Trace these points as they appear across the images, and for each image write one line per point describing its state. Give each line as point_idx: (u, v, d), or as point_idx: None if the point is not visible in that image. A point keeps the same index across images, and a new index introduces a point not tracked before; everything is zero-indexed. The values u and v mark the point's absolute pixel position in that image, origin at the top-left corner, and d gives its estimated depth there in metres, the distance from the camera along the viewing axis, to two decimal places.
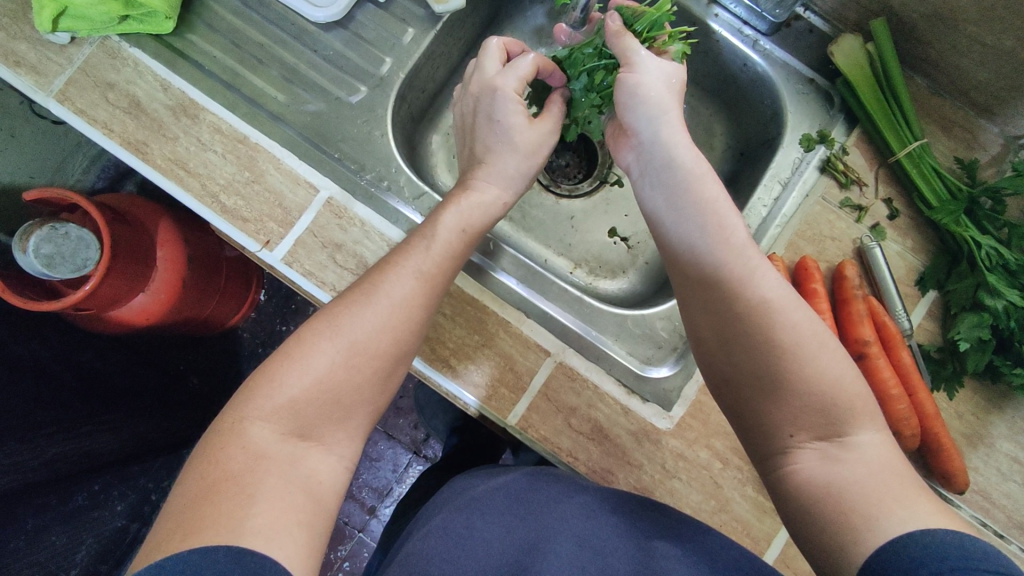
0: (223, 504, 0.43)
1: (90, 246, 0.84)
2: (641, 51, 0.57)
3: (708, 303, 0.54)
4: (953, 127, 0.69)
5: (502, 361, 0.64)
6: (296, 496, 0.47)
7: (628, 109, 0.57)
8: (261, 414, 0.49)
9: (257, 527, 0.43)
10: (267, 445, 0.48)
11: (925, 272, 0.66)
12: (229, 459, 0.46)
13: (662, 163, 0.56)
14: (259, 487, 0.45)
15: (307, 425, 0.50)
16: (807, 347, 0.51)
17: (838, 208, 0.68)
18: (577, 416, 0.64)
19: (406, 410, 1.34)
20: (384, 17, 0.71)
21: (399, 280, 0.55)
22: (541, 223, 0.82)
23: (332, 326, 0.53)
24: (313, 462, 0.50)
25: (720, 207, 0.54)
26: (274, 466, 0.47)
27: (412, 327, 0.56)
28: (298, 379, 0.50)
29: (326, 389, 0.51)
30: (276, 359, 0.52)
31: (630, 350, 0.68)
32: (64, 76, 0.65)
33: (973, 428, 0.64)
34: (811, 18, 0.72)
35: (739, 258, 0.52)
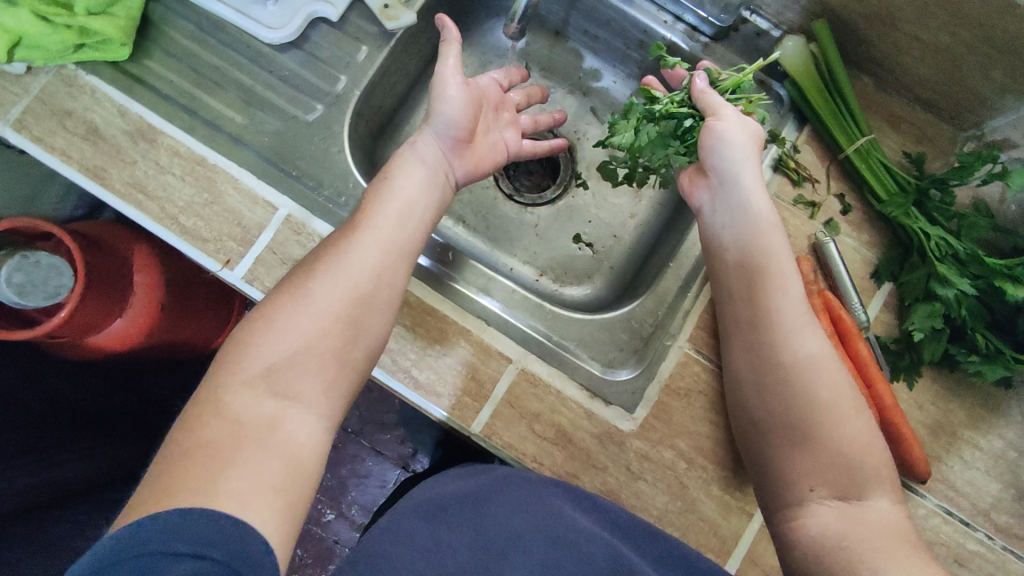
0: (197, 470, 0.45)
1: (62, 274, 0.85)
2: (726, 105, 0.62)
3: (753, 348, 0.60)
4: (901, 122, 0.70)
5: (464, 370, 0.64)
6: (272, 463, 0.47)
7: (712, 150, 0.62)
8: (238, 379, 0.50)
9: (238, 490, 0.45)
10: (244, 413, 0.48)
11: (880, 265, 0.67)
12: (207, 427, 0.47)
13: (738, 203, 0.62)
14: (235, 456, 0.46)
15: (285, 387, 0.51)
16: (842, 410, 0.58)
17: (792, 205, 0.69)
18: (541, 422, 0.64)
19: (391, 425, 1.33)
20: (338, 37, 0.71)
21: (360, 246, 0.56)
22: (506, 232, 0.83)
23: (303, 292, 0.54)
24: (292, 423, 0.50)
25: (780, 256, 0.61)
26: (247, 435, 0.47)
27: (381, 282, 0.56)
28: (278, 337, 0.52)
29: (302, 346, 0.52)
30: (253, 319, 0.53)
31: (593, 354, 0.69)
32: (21, 105, 0.65)
33: (935, 417, 0.65)
34: (758, 21, 0.72)
35: (791, 316, 0.60)
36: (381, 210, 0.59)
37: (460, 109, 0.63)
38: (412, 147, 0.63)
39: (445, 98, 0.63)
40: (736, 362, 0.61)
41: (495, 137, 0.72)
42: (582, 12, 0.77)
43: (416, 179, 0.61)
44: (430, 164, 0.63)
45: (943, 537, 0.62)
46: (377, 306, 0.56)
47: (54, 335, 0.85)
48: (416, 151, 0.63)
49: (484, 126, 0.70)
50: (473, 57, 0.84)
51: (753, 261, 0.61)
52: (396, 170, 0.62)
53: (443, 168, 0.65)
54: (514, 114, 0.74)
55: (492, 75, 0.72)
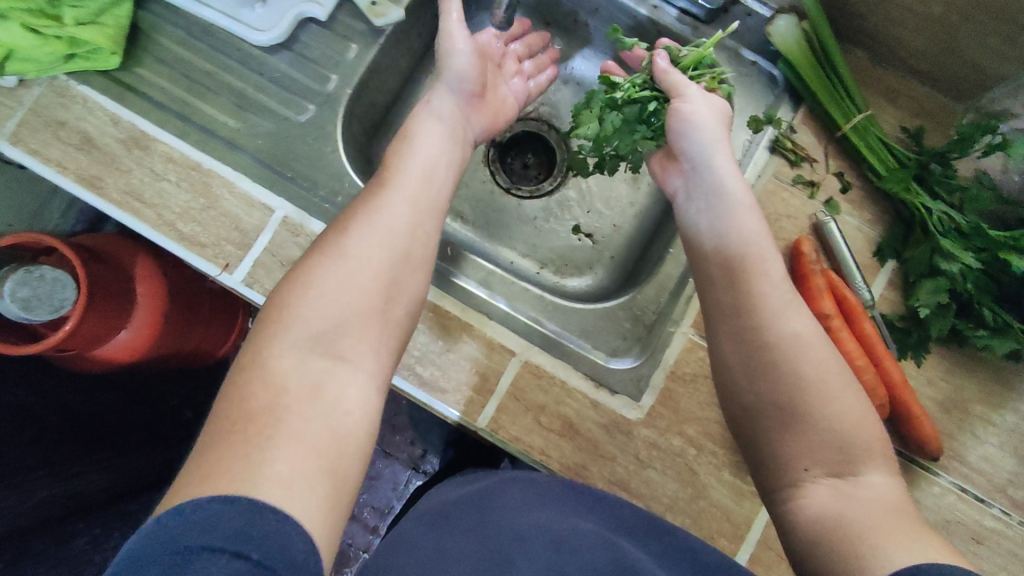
0: (244, 442, 0.42)
1: (65, 287, 0.84)
2: (691, 86, 0.63)
3: (736, 329, 0.56)
4: (898, 97, 0.69)
5: (468, 365, 0.64)
6: (320, 427, 0.45)
7: (681, 133, 0.62)
8: (282, 345, 0.48)
9: (288, 457, 0.42)
10: (290, 376, 0.46)
11: (882, 242, 0.66)
12: (253, 396, 0.45)
13: (710, 186, 0.60)
14: (283, 423, 0.44)
15: (332, 348, 0.49)
16: (833, 384, 0.53)
17: (791, 185, 0.68)
18: (546, 414, 0.64)
19: (401, 427, 1.34)
20: (327, 36, 0.71)
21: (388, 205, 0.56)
22: (505, 226, 0.82)
23: (338, 254, 0.53)
24: (343, 383, 0.48)
25: (758, 237, 0.58)
26: (296, 399, 0.45)
27: (412, 240, 0.56)
28: (317, 298, 0.50)
29: (340, 306, 0.51)
30: (287, 286, 0.52)
31: (596, 343, 0.68)
32: (15, 118, 0.66)
33: (945, 394, 0.64)
34: (750, 3, 0.71)
35: (774, 292, 0.55)
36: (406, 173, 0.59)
37: (468, 64, 0.67)
38: (428, 105, 0.66)
39: (455, 53, 0.66)
40: (722, 346, 0.57)
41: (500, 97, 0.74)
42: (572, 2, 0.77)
43: (435, 136, 0.64)
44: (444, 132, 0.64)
45: (958, 514, 0.61)
46: (413, 266, 0.55)
47: (59, 349, 0.85)
48: (431, 111, 0.66)
49: (493, 82, 0.73)
50: None
51: (731, 247, 0.58)
52: (416, 132, 0.63)
53: (460, 125, 0.67)
54: (514, 72, 0.76)
55: (491, 30, 0.73)
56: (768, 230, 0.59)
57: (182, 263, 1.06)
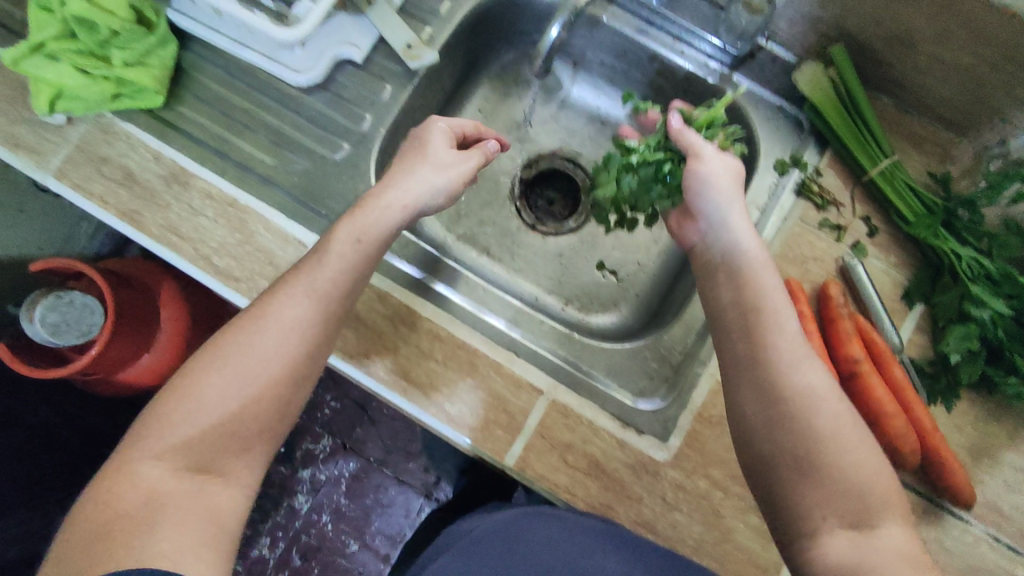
0: (121, 538, 0.47)
1: (94, 312, 0.86)
2: (706, 147, 0.64)
3: (754, 380, 0.56)
4: (923, 142, 0.70)
5: (494, 403, 0.64)
6: (198, 526, 0.50)
7: (697, 192, 0.63)
8: (154, 452, 0.51)
9: (171, 548, 0.47)
10: (159, 483, 0.50)
11: (910, 286, 0.66)
12: (123, 497, 0.49)
13: (726, 245, 0.61)
14: (159, 519, 0.49)
15: (207, 461, 0.53)
16: (847, 437, 0.53)
17: (818, 229, 0.68)
18: (573, 453, 0.64)
19: (415, 454, 1.35)
20: (363, 77, 0.73)
21: (294, 304, 0.57)
22: (530, 262, 0.83)
23: (236, 362, 0.55)
24: (216, 491, 0.52)
25: (774, 293, 0.58)
26: (169, 500, 0.50)
27: (308, 351, 0.57)
28: (197, 407, 0.53)
29: (218, 419, 0.54)
30: (184, 383, 0.55)
31: (623, 384, 0.68)
32: (61, 154, 0.68)
33: (975, 440, 0.63)
34: (774, 47, 0.73)
35: (787, 346, 0.56)
36: (319, 268, 0.58)
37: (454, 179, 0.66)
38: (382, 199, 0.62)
39: (449, 169, 0.65)
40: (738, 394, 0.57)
41: (458, 163, 0.66)
42: (601, 44, 0.79)
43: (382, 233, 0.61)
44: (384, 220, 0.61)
45: (993, 565, 0.60)
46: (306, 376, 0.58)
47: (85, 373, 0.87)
48: (388, 206, 0.62)
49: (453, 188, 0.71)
50: (494, 90, 0.86)
51: (748, 299, 0.58)
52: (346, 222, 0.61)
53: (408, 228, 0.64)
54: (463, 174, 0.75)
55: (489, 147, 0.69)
56: (784, 287, 0.59)
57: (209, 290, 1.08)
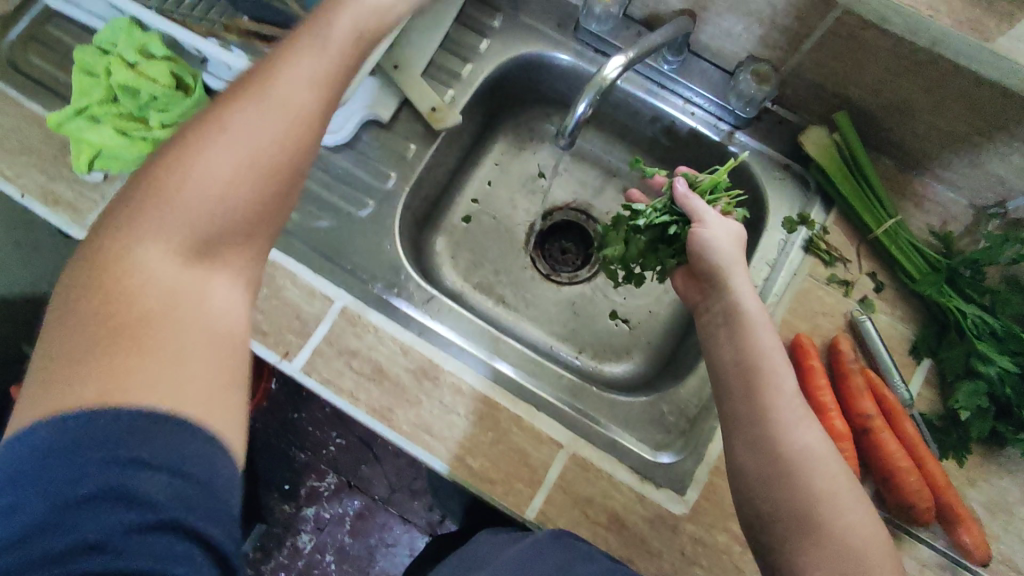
0: (121, 351, 0.37)
1: None
2: (709, 212, 0.66)
3: (752, 437, 0.56)
4: (925, 202, 0.73)
5: (515, 456, 0.66)
6: (198, 342, 0.40)
7: (699, 254, 0.64)
8: (151, 233, 0.41)
9: (152, 384, 0.37)
10: (163, 271, 0.40)
11: (917, 341, 0.68)
12: (122, 299, 0.39)
13: (728, 307, 0.62)
14: (155, 339, 0.38)
15: (206, 252, 0.43)
16: (844, 496, 0.53)
17: (826, 284, 0.71)
18: (593, 506, 0.65)
19: (419, 493, 1.33)
20: (388, 136, 0.76)
21: (255, 121, 0.44)
22: (544, 311, 0.85)
23: (192, 127, 0.43)
24: (218, 290, 0.43)
25: (775, 355, 0.58)
26: (158, 311, 0.39)
27: (272, 179, 0.44)
28: (199, 176, 0.42)
29: (219, 188, 0.42)
30: (144, 197, 0.42)
31: (641, 436, 0.69)
32: (97, 211, 0.70)
33: (987, 494, 0.65)
34: (779, 110, 0.77)
35: (787, 406, 0.56)
36: (260, 107, 0.44)
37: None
38: None
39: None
40: (738, 453, 0.58)
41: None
42: (615, 104, 0.82)
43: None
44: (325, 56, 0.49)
45: None
46: (303, 147, 0.46)
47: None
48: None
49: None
50: (511, 146, 0.90)
51: (747, 358, 0.59)
52: None
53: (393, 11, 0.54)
54: None
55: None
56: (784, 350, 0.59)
57: None
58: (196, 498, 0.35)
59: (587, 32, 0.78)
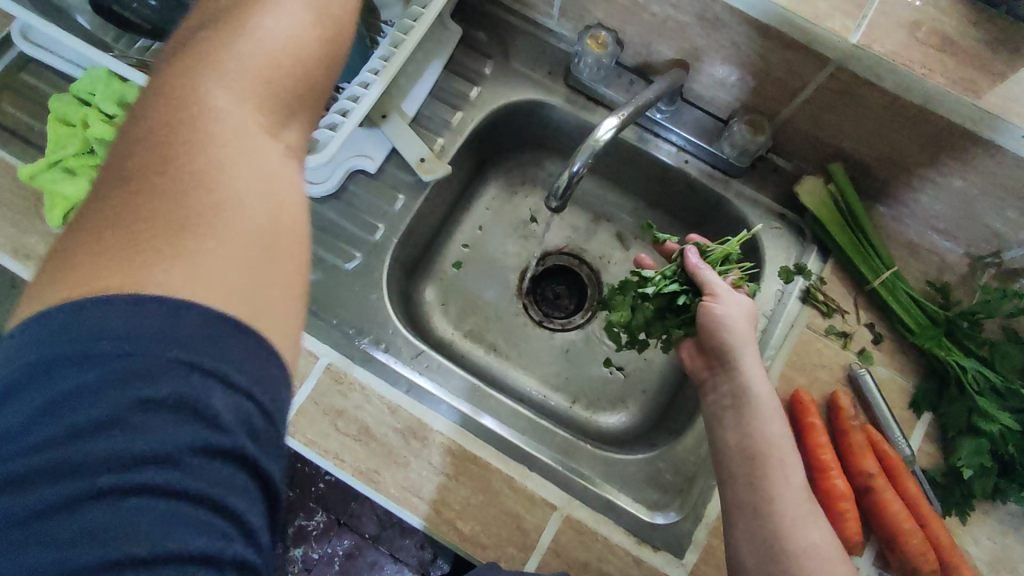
0: (186, 227, 0.33)
1: None
2: (723, 286, 0.64)
3: (755, 531, 0.57)
4: (920, 251, 0.73)
5: (509, 520, 0.63)
6: (262, 230, 0.35)
7: (711, 332, 0.63)
8: (213, 86, 0.37)
9: (218, 269, 0.33)
10: (228, 133, 0.37)
11: (916, 394, 0.67)
12: (186, 153, 0.35)
13: (738, 391, 0.62)
14: (221, 215, 0.34)
15: (270, 121, 0.39)
16: None
17: (824, 335, 0.70)
18: (589, 572, 0.62)
19: (410, 530, 1.32)
20: (375, 186, 0.74)
21: (281, 3, 0.40)
22: (537, 358, 0.83)
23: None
24: (284, 169, 0.39)
25: (783, 446, 0.59)
26: (222, 186, 0.35)
27: (321, 39, 0.42)
28: (253, 41, 0.39)
29: (277, 58, 0.39)
30: (200, 62, 0.38)
31: (639, 497, 0.66)
32: None
33: (993, 553, 0.63)
34: (775, 158, 0.76)
35: (792, 502, 0.57)
36: None
37: None
38: None
39: None
40: (742, 549, 0.58)
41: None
42: (607, 150, 0.81)
43: None
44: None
45: None
46: (337, 54, 0.43)
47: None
48: None
49: None
50: (503, 189, 0.89)
51: (754, 446, 0.59)
52: None
53: None
54: None
55: None
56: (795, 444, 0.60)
57: None
58: (262, 430, 0.32)
59: (576, 80, 0.77)
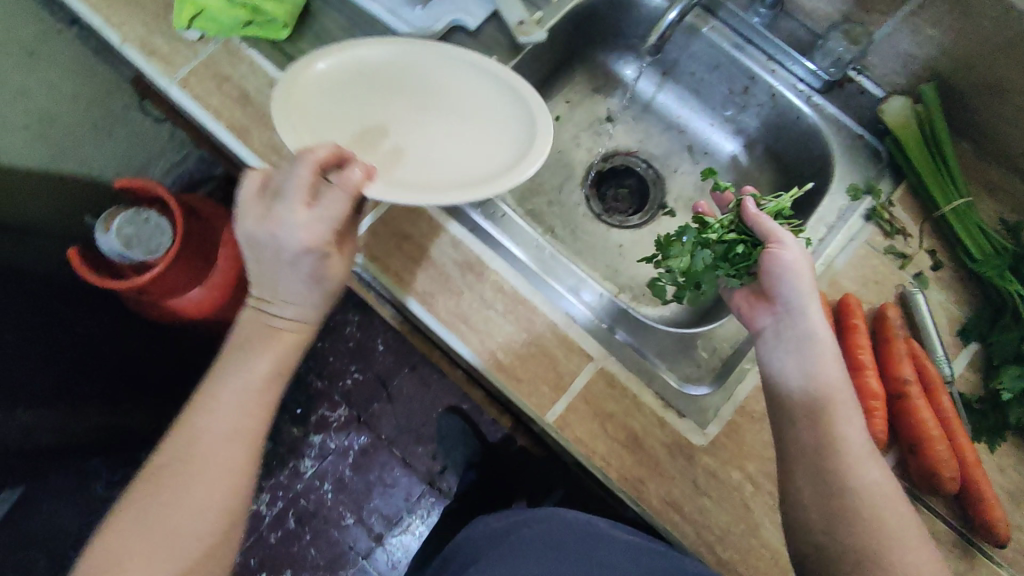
0: (154, 502, 0.53)
1: (163, 234, 0.97)
2: (788, 233, 0.61)
3: (812, 461, 0.55)
4: (998, 189, 0.72)
5: (546, 361, 0.67)
6: (184, 523, 0.52)
7: (778, 278, 0.61)
8: (193, 427, 0.56)
9: (144, 552, 0.51)
10: (194, 452, 0.55)
11: (968, 323, 0.67)
12: (174, 447, 0.55)
13: (804, 335, 0.60)
14: (167, 500, 0.53)
15: (213, 446, 0.55)
16: (907, 537, 0.52)
17: (882, 254, 0.70)
18: (614, 423, 0.66)
19: (426, 439, 1.38)
20: (471, 44, 0.78)
21: (237, 372, 0.58)
22: (591, 247, 0.86)
23: (259, 403, 0.58)
24: (208, 489, 0.54)
25: (842, 387, 0.58)
26: (179, 479, 0.54)
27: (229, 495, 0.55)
28: (213, 440, 0.55)
29: (210, 473, 0.54)
30: (189, 427, 0.56)
31: (671, 366, 0.69)
32: (188, 67, 0.74)
33: (1017, 484, 0.63)
34: (863, 81, 0.76)
35: (855, 439, 0.56)
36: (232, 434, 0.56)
37: None
38: None
39: None
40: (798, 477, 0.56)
41: (324, 209, 0.57)
42: (692, 55, 0.82)
43: None
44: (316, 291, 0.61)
45: None
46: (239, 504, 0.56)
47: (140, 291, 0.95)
48: None
49: None
50: (584, 86, 0.91)
51: (816, 379, 0.58)
52: None
53: None
54: None
55: None
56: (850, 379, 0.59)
57: None
58: None
59: None
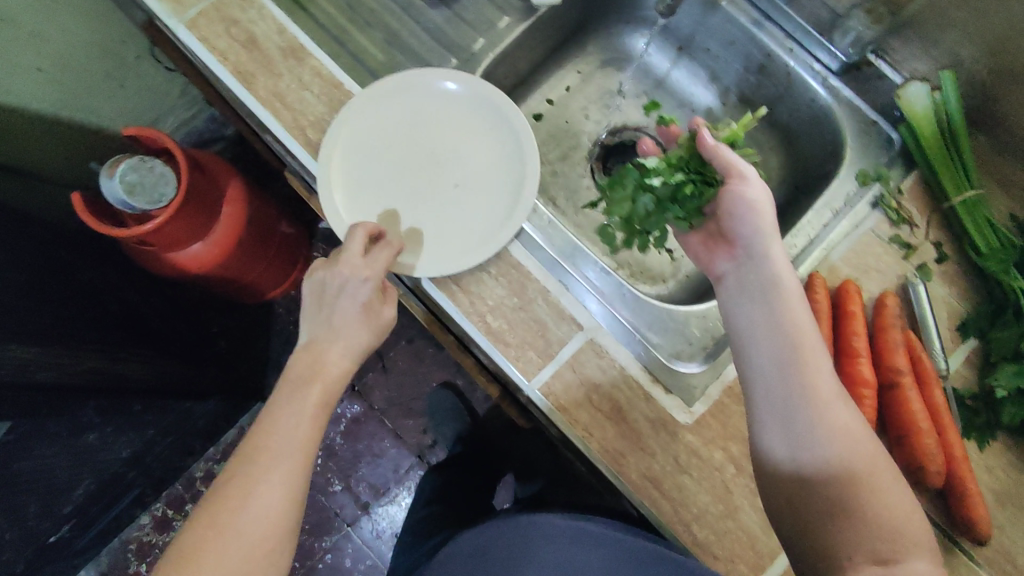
0: (215, 521, 0.53)
1: (167, 184, 0.92)
2: (751, 167, 0.62)
3: (781, 402, 0.55)
4: (1014, 186, 0.71)
5: (535, 327, 0.66)
6: (244, 541, 0.52)
7: (739, 215, 0.62)
8: (253, 448, 0.56)
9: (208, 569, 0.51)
10: (251, 471, 0.55)
11: (968, 319, 0.66)
12: (234, 468, 0.55)
13: (766, 276, 0.61)
14: (229, 521, 0.53)
15: (269, 467, 0.55)
16: (876, 482, 0.53)
17: (887, 242, 0.68)
18: (599, 393, 0.65)
19: (416, 413, 1.38)
20: (484, 4, 0.77)
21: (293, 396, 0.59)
22: (592, 222, 0.85)
23: (314, 426, 0.59)
24: (263, 507, 0.54)
25: (807, 327, 0.58)
26: (237, 499, 0.53)
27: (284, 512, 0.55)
28: (270, 462, 0.56)
29: (268, 496, 0.54)
30: (246, 449, 0.56)
31: (662, 342, 0.69)
32: (198, 7, 0.72)
33: (1003, 485, 0.62)
34: (881, 66, 0.74)
35: (822, 382, 0.56)
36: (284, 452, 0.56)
37: None
38: None
39: None
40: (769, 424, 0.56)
41: (377, 256, 0.64)
42: (709, 30, 0.81)
43: None
44: (365, 325, 0.64)
45: None
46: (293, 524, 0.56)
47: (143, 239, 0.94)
48: None
49: None
50: (598, 57, 0.90)
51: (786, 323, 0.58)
52: None
53: None
54: None
55: None
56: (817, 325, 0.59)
57: (267, 205, 1.17)
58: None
59: None
